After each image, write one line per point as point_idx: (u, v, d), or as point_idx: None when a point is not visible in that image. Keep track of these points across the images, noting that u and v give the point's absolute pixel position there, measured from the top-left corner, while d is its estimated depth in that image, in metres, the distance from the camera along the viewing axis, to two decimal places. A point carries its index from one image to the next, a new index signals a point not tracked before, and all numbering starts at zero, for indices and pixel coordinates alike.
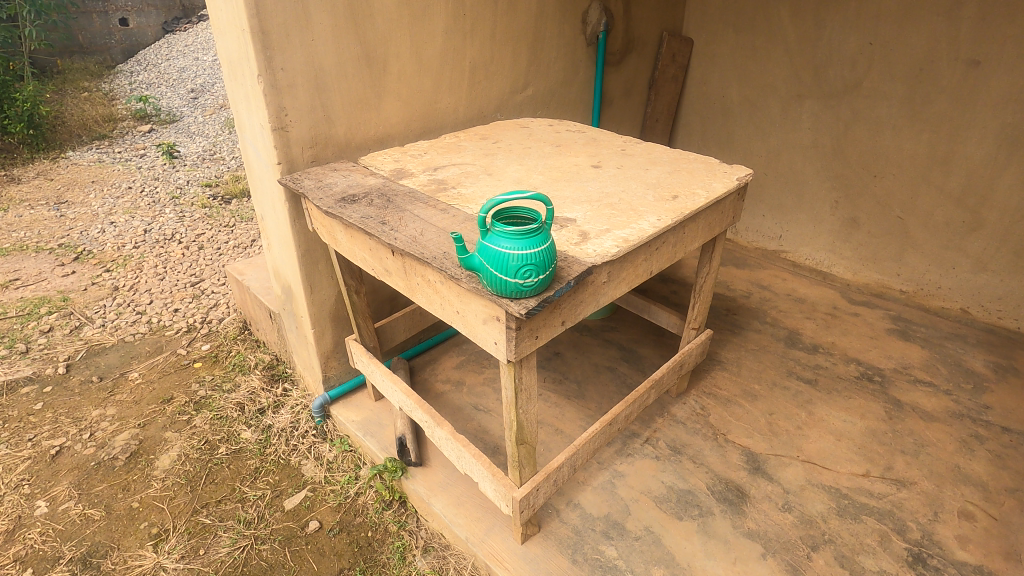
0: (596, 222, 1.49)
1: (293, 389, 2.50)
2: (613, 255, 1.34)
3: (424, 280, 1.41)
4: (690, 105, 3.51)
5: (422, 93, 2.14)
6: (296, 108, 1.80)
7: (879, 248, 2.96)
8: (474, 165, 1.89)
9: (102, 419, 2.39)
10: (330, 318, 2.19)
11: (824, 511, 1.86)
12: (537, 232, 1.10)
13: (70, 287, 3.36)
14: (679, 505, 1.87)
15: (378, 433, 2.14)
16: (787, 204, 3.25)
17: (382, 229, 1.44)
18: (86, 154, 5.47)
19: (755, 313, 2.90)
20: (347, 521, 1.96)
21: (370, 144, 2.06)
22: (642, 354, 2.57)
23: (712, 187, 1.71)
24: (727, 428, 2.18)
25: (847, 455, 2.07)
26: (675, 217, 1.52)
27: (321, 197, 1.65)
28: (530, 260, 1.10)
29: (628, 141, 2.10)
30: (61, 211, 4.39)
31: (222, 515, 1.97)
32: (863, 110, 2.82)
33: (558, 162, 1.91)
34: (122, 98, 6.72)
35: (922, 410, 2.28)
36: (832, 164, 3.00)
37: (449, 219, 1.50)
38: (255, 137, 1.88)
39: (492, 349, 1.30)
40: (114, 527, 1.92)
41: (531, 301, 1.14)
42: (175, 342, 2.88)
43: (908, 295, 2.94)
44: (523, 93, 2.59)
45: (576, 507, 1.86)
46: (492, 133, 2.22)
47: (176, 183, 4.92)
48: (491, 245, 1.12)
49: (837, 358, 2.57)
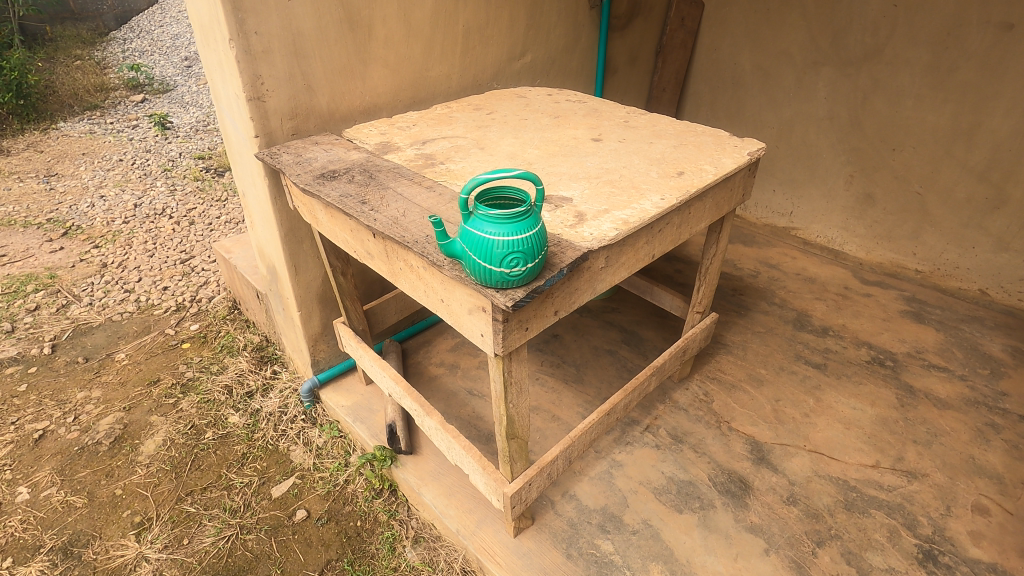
0: (594, 201, 1.37)
1: (282, 371, 2.42)
2: (611, 239, 1.24)
3: (407, 265, 1.30)
4: (699, 74, 3.33)
5: (411, 60, 1.99)
6: (273, 75, 1.67)
7: (895, 226, 2.82)
8: (465, 138, 1.76)
9: (87, 402, 2.32)
10: (316, 300, 2.09)
11: (831, 504, 1.77)
12: (525, 215, 1.00)
13: (57, 264, 3.28)
14: (680, 498, 1.79)
15: (368, 419, 2.07)
16: (799, 179, 3.09)
17: (362, 210, 1.33)
18: (77, 125, 5.33)
19: (763, 293, 2.79)
20: (336, 510, 1.90)
21: (355, 115, 1.93)
22: (643, 336, 2.48)
23: (721, 162, 1.58)
24: (731, 416, 2.09)
25: (856, 444, 1.98)
26: (680, 196, 1.41)
27: (299, 173, 1.54)
28: (517, 248, 0.99)
29: (632, 112, 1.97)
30: (51, 184, 4.29)
31: (208, 504, 1.91)
32: (883, 78, 2.65)
33: (556, 135, 1.78)
34: (115, 67, 6.55)
35: (937, 397, 2.18)
36: (848, 137, 2.84)
37: (435, 198, 1.38)
38: (231, 109, 1.75)
39: (478, 341, 1.20)
40: (97, 515, 1.87)
41: (518, 291, 1.04)
42: (163, 322, 2.80)
43: (923, 275, 2.82)
44: (521, 61, 2.44)
45: (571, 499, 1.79)
46: (487, 104, 2.08)
47: (168, 155, 4.79)
48: (474, 230, 1.00)
49: (847, 342, 2.47)
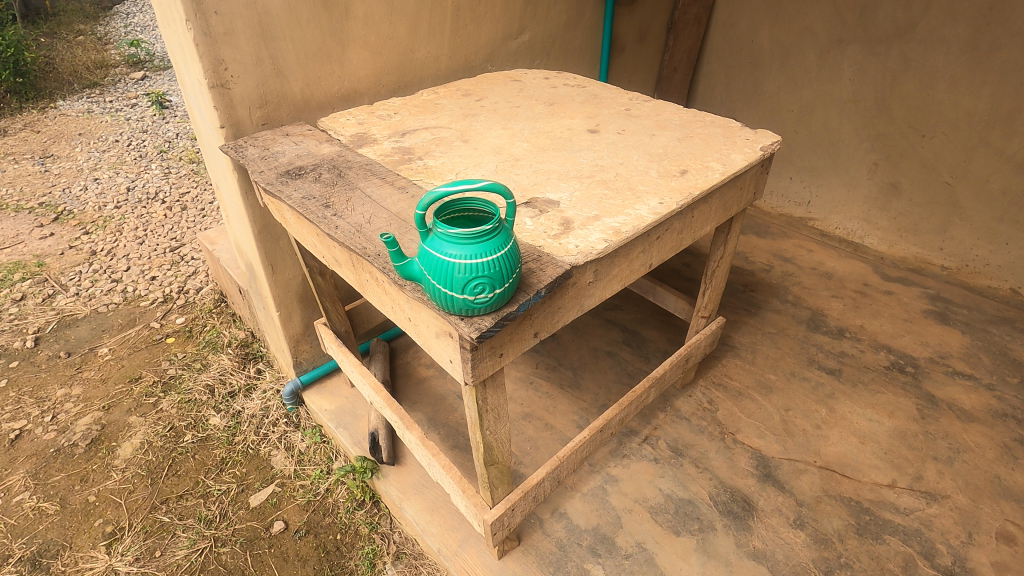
0: (584, 206, 1.22)
1: (266, 370, 2.32)
2: (599, 252, 1.09)
3: (373, 278, 1.16)
4: (714, 53, 3.12)
5: (395, 40, 1.83)
6: (237, 60, 1.52)
7: (921, 218, 2.63)
8: (449, 129, 1.61)
9: (67, 399, 2.25)
10: (297, 299, 1.98)
11: (841, 529, 1.65)
12: (492, 234, 0.86)
13: (46, 251, 3.20)
14: (678, 518, 1.67)
15: (351, 425, 1.97)
16: (818, 166, 2.90)
17: (323, 215, 1.20)
18: (76, 103, 5.22)
19: (776, 290, 2.62)
20: (315, 521, 1.81)
21: (333, 102, 1.78)
22: (646, 337, 2.34)
23: (730, 159, 1.41)
24: (736, 426, 1.96)
25: (871, 461, 1.84)
26: (681, 200, 1.25)
27: (262, 169, 1.40)
28: (482, 272, 0.85)
29: (635, 98, 1.80)
30: (45, 165, 4.20)
31: (183, 513, 1.83)
32: (915, 57, 2.43)
33: (549, 125, 1.62)
34: (116, 42, 6.39)
35: (961, 408, 2.02)
36: (873, 122, 2.63)
37: (406, 202, 1.25)
38: (196, 97, 1.60)
39: (448, 367, 1.07)
40: (68, 524, 1.80)
41: (486, 319, 0.91)
42: (149, 314, 2.71)
43: (950, 272, 2.63)
44: (519, 40, 2.26)
45: (561, 518, 1.68)
46: (477, 89, 1.91)
47: (165, 136, 4.68)
48: (432, 251, 0.87)
49: (865, 345, 2.31)
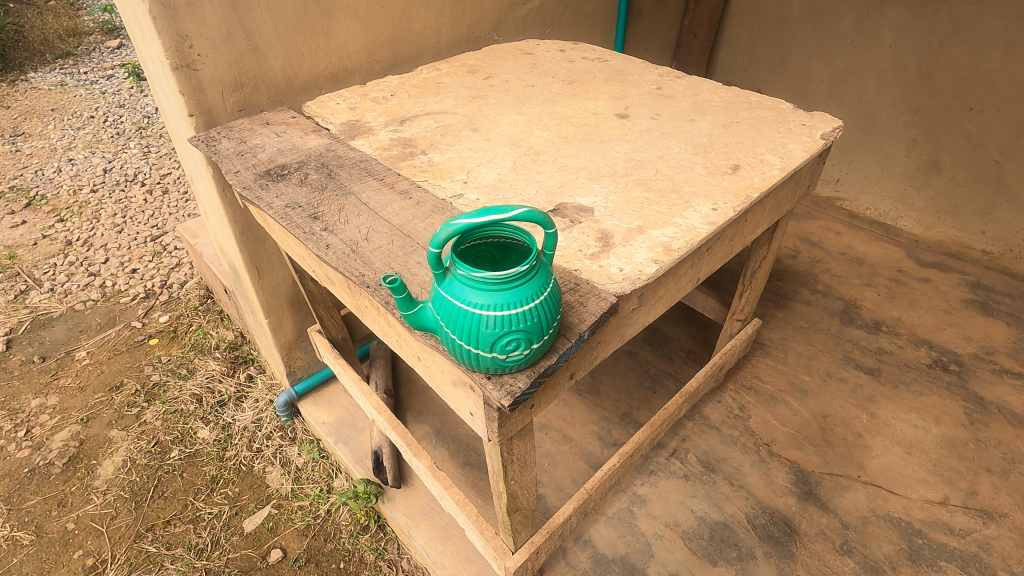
0: (624, 214, 1.02)
1: (258, 376, 2.15)
2: (648, 277, 0.90)
3: (374, 306, 0.97)
4: (737, 15, 2.85)
5: (388, 8, 1.58)
6: (204, 36, 1.28)
7: (962, 199, 2.43)
8: (455, 114, 1.39)
9: (42, 411, 2.07)
10: (287, 304, 1.78)
11: (892, 555, 1.51)
12: (527, 275, 0.66)
13: (18, 241, 2.97)
14: (714, 545, 1.53)
15: (353, 440, 1.80)
16: (850, 141, 2.67)
17: (311, 230, 1.00)
18: (48, 75, 4.89)
19: (804, 279, 2.44)
20: (316, 548, 1.66)
21: (319, 82, 1.55)
22: (668, 334, 2.16)
23: (787, 150, 1.21)
24: (771, 436, 1.80)
25: (920, 474, 1.69)
26: (738, 204, 1.05)
27: (238, 168, 1.19)
28: (515, 325, 0.66)
29: (665, 74, 1.57)
30: (16, 145, 3.92)
31: (171, 541, 1.68)
32: (967, 21, 2.19)
33: (570, 109, 1.40)
34: (88, 7, 5.98)
35: (1012, 412, 1.87)
36: (914, 93, 2.40)
37: (410, 211, 1.04)
38: (160, 79, 1.36)
39: (468, 419, 0.89)
40: (45, 556, 1.65)
41: (520, 378, 0.72)
42: (129, 312, 2.51)
43: (991, 257, 2.45)
44: (527, 5, 2.00)
45: (586, 546, 1.53)
46: (484, 64, 1.68)
47: (144, 111, 4.39)
48: (451, 297, 0.68)
49: (904, 340, 2.13)
